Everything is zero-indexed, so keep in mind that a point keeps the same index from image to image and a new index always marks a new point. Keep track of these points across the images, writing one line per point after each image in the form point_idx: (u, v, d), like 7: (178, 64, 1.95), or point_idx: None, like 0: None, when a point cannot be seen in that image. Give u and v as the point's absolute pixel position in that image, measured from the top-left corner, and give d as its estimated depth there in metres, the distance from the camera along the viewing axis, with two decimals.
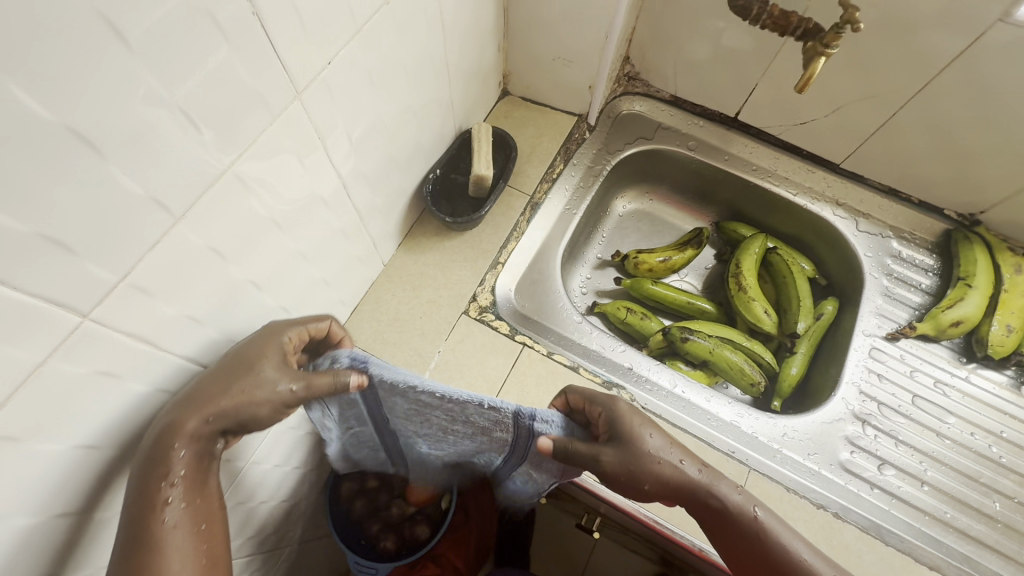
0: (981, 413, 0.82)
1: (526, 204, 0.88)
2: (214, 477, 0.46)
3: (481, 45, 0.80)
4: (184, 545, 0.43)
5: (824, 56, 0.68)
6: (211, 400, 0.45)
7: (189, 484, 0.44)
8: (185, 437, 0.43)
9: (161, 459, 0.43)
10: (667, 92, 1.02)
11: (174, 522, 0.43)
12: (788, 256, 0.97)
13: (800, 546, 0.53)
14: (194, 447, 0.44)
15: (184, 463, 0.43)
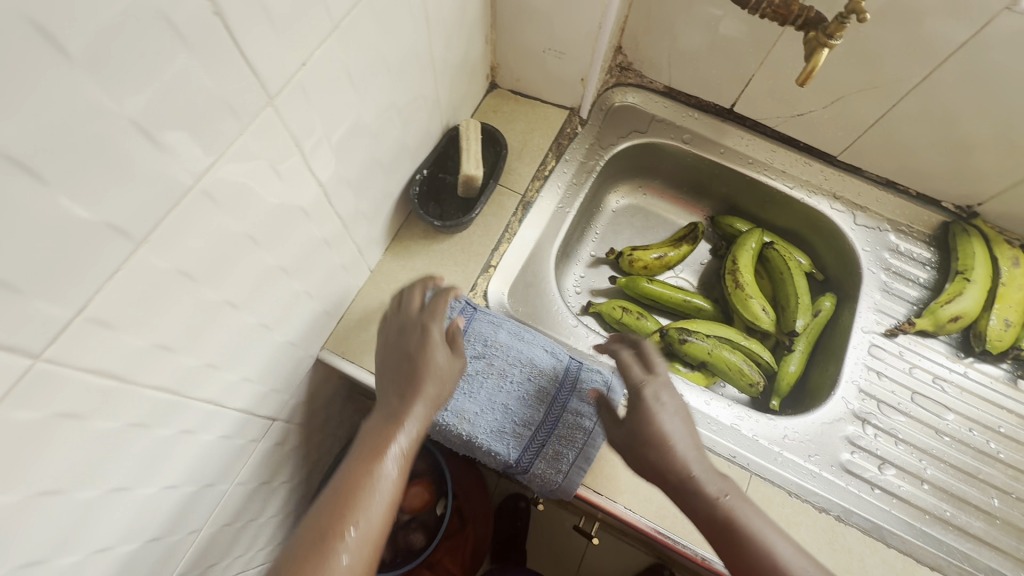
0: (979, 408, 0.81)
1: (517, 203, 0.85)
2: (421, 401, 0.56)
3: (468, 36, 0.75)
4: (379, 514, 0.48)
5: (826, 48, 0.65)
6: (418, 371, 0.58)
7: (406, 452, 0.52)
8: (423, 406, 0.56)
9: (400, 418, 0.54)
10: (660, 82, 0.99)
11: (383, 487, 0.49)
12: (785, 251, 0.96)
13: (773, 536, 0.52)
14: (420, 423, 0.55)
15: (413, 430, 0.54)
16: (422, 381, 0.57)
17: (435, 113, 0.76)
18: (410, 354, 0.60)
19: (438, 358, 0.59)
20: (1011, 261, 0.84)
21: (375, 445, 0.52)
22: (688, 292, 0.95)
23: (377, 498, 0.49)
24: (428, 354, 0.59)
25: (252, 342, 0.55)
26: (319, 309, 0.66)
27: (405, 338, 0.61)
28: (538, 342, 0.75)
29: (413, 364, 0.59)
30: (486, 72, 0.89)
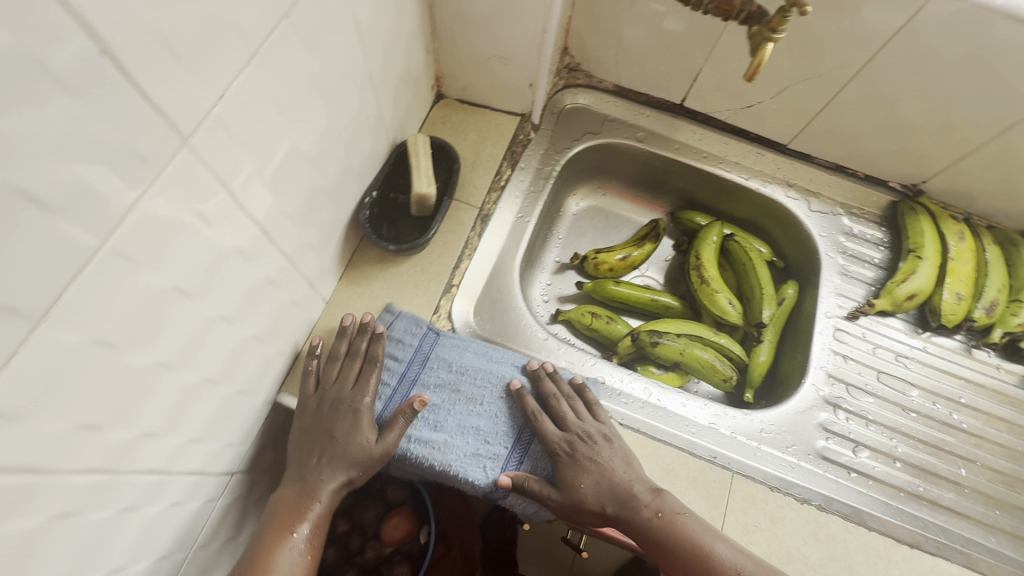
0: (940, 381, 0.84)
1: (475, 217, 0.82)
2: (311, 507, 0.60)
3: (407, 48, 0.72)
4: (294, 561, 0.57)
5: (772, 41, 0.64)
6: (344, 460, 0.61)
7: (313, 526, 0.59)
8: (325, 494, 0.60)
9: (305, 507, 0.60)
10: (610, 81, 0.97)
11: (294, 550, 0.58)
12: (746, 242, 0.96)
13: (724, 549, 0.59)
14: (324, 504, 0.60)
15: (308, 513, 0.60)
16: (328, 471, 0.61)
17: (380, 131, 0.72)
18: (334, 440, 0.62)
19: (365, 453, 0.62)
20: (957, 236, 0.87)
21: (287, 519, 0.59)
22: (656, 291, 0.94)
23: (287, 556, 0.57)
24: (354, 440, 0.62)
25: (195, 402, 0.50)
26: (271, 352, 0.62)
27: (325, 415, 0.64)
28: (508, 360, 0.72)
29: (335, 440, 0.62)
30: (431, 82, 0.85)
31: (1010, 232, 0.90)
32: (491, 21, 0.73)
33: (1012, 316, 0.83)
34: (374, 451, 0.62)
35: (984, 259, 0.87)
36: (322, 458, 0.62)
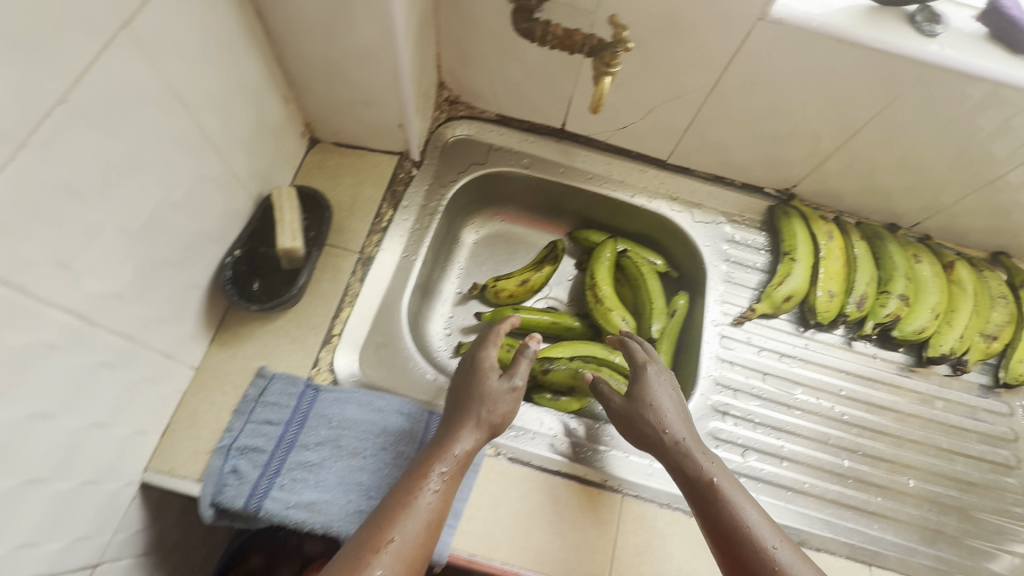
0: (822, 376, 0.87)
1: (355, 262, 0.81)
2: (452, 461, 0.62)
3: (256, 102, 0.70)
4: (416, 528, 0.56)
5: (609, 75, 0.66)
6: (489, 411, 0.66)
7: (442, 489, 0.60)
8: (463, 447, 0.63)
9: (427, 471, 0.60)
10: (491, 111, 0.98)
11: (423, 514, 0.57)
12: (639, 256, 0.99)
13: (747, 508, 0.60)
14: (459, 463, 0.62)
15: (444, 474, 0.61)
16: (466, 425, 0.65)
17: (235, 188, 0.70)
18: (467, 395, 0.67)
19: (505, 405, 0.67)
20: (826, 235, 0.92)
21: (406, 488, 0.59)
22: (556, 314, 0.95)
23: (416, 521, 0.56)
24: (492, 387, 0.68)
25: (13, 507, 0.47)
26: (123, 432, 0.59)
27: (466, 375, 0.70)
28: (393, 408, 0.72)
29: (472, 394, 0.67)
30: (300, 129, 0.84)
31: (875, 226, 0.96)
32: (342, 69, 0.73)
33: (881, 307, 0.87)
34: (491, 403, 0.66)
35: (853, 255, 0.91)
36: (459, 418, 0.65)
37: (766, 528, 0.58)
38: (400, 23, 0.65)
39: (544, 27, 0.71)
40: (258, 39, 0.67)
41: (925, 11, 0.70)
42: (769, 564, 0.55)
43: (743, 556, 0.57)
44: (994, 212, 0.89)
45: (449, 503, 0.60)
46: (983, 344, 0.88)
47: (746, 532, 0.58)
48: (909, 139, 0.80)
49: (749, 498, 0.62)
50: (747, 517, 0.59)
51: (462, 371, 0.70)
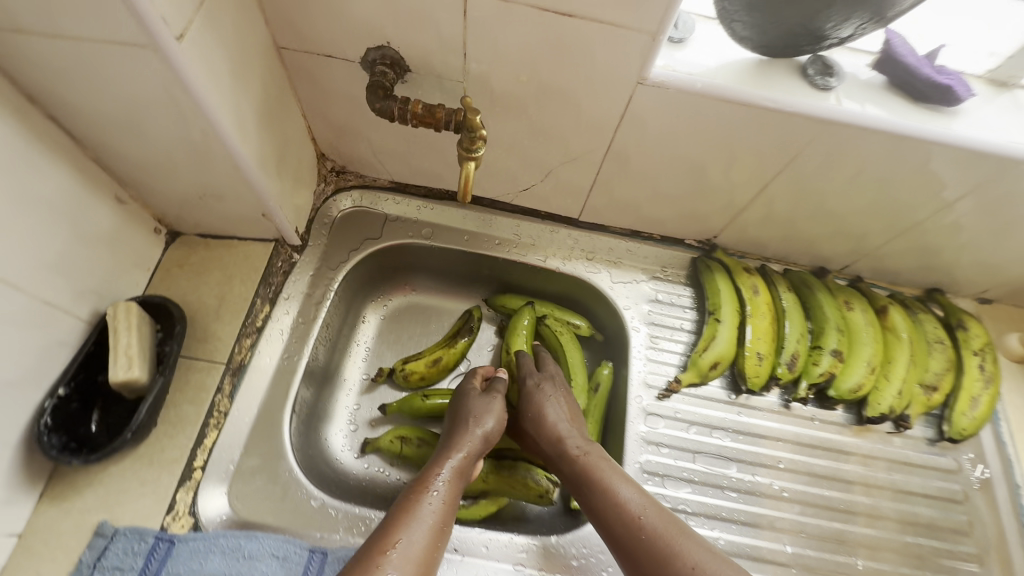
0: (758, 448, 0.80)
1: (223, 374, 0.71)
2: (449, 480, 0.64)
3: (70, 215, 0.60)
4: (425, 527, 0.57)
5: (472, 161, 0.58)
6: (477, 430, 0.71)
7: (450, 495, 0.63)
8: (460, 463, 0.67)
9: (433, 478, 0.64)
10: (383, 179, 0.89)
11: (433, 514, 0.59)
12: (558, 322, 0.90)
13: (625, 488, 0.63)
14: (460, 474, 0.66)
15: (451, 481, 0.64)
16: (460, 441, 0.70)
17: (50, 316, 0.60)
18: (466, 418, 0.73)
19: (493, 429, 0.73)
20: (751, 289, 0.85)
21: (416, 490, 0.62)
22: None
23: (424, 520, 0.57)
24: (483, 409, 0.74)
25: None
26: None
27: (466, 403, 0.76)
28: (267, 552, 0.62)
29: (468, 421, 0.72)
30: (150, 225, 0.74)
31: (803, 273, 0.90)
32: (175, 167, 0.63)
33: (814, 365, 0.81)
34: (485, 419, 0.73)
35: (780, 309, 0.85)
36: (458, 435, 0.71)
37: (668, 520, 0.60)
38: (224, 118, 0.56)
39: (401, 104, 0.62)
40: (59, 145, 0.57)
41: (817, 62, 0.64)
42: (644, 535, 0.59)
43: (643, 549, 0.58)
44: (921, 253, 0.84)
45: (453, 512, 0.62)
46: (924, 397, 0.82)
47: (623, 508, 0.61)
48: (822, 190, 0.74)
49: (631, 482, 0.65)
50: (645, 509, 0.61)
51: (455, 405, 0.76)
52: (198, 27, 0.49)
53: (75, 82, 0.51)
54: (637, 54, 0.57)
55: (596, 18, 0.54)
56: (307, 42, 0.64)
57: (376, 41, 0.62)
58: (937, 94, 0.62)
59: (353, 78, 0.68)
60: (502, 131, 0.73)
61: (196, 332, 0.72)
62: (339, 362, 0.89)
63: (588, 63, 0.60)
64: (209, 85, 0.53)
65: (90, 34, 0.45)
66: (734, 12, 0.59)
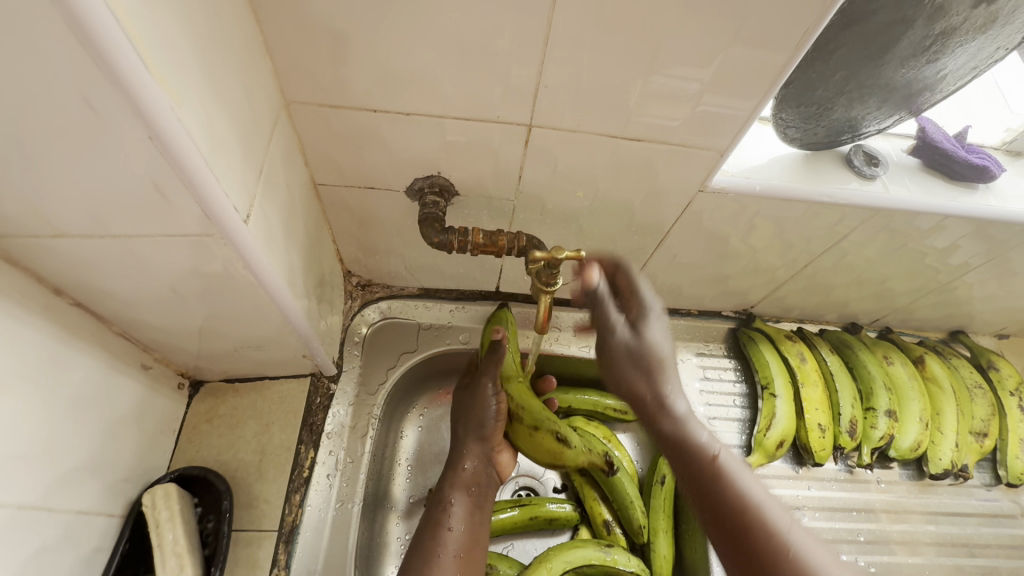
0: (836, 523, 0.80)
1: (278, 541, 0.63)
2: (460, 503, 0.64)
3: (98, 404, 0.53)
4: (450, 562, 0.59)
5: (549, 295, 0.56)
6: (477, 433, 0.68)
7: (467, 513, 0.64)
8: (470, 472, 0.67)
9: (447, 500, 0.64)
10: (412, 286, 0.84)
11: (456, 544, 0.61)
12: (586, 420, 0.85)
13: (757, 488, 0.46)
14: (473, 488, 0.67)
15: (463, 496, 0.65)
16: (462, 454, 0.68)
17: (83, 525, 0.51)
18: (466, 421, 0.68)
19: (496, 421, 0.68)
20: (798, 356, 0.85)
21: (433, 520, 0.63)
22: (532, 506, 0.79)
23: (447, 557, 0.59)
24: (483, 399, 0.68)
25: None
26: None
27: (460, 402, 0.71)
28: None
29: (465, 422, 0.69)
30: (174, 382, 0.66)
31: (839, 332, 0.92)
32: (213, 328, 0.57)
33: (872, 429, 0.81)
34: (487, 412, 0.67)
35: (828, 374, 0.85)
36: (460, 444, 0.69)
37: (736, 463, 0.50)
38: (281, 282, 0.51)
39: (461, 237, 0.59)
40: (85, 330, 0.50)
41: (860, 152, 0.65)
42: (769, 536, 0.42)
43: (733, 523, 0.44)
44: (946, 304, 0.88)
45: (477, 523, 0.64)
46: (977, 445, 0.85)
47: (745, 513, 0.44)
48: (861, 263, 0.77)
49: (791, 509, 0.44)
50: (714, 446, 0.51)
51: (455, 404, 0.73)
52: (260, 201, 0.45)
53: (112, 270, 0.45)
54: (701, 166, 0.58)
55: (663, 139, 0.54)
56: (348, 176, 0.60)
57: (426, 171, 0.59)
58: (972, 174, 0.66)
59: (394, 205, 0.64)
60: (549, 241, 0.70)
61: (241, 498, 0.64)
62: (386, 491, 0.79)
63: (650, 176, 0.59)
64: (269, 255, 0.48)
65: (148, 232, 0.40)
66: (789, 121, 0.59)
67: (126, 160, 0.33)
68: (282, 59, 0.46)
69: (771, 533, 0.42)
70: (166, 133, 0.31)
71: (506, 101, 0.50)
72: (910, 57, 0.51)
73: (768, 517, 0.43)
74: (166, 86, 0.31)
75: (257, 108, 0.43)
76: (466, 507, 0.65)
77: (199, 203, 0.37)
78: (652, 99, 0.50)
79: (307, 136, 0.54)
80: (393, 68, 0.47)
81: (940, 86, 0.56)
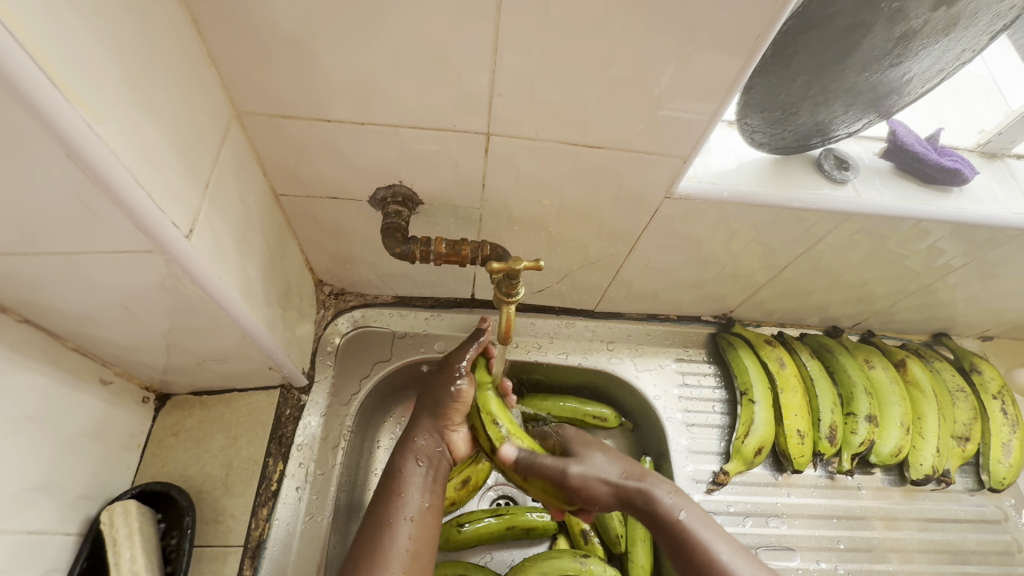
0: (816, 530, 0.79)
1: (242, 557, 0.62)
2: (419, 481, 0.63)
3: (50, 421, 0.52)
4: (404, 534, 0.58)
5: (512, 304, 0.56)
6: (438, 412, 0.67)
7: (423, 490, 0.63)
8: (426, 447, 0.66)
9: (403, 482, 0.62)
10: (386, 295, 0.82)
11: (411, 513, 0.60)
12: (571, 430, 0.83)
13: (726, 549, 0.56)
14: (428, 461, 0.65)
15: (422, 477, 0.63)
16: (420, 428, 0.67)
17: (36, 545, 0.50)
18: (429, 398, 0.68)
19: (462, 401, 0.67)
20: (778, 361, 0.84)
21: (387, 498, 0.61)
22: (509, 516, 0.78)
23: (404, 526, 0.59)
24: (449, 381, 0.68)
25: None
26: None
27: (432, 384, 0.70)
28: None
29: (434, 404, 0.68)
30: (138, 395, 0.65)
31: (820, 336, 0.91)
32: (170, 343, 0.56)
33: (852, 434, 0.80)
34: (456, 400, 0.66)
35: (808, 379, 0.84)
36: (416, 420, 0.68)
37: (703, 522, 0.59)
38: (235, 296, 0.51)
39: (423, 248, 0.58)
40: (34, 347, 0.50)
41: (831, 156, 0.64)
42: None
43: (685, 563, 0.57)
44: (927, 306, 0.88)
45: (434, 503, 0.63)
46: (959, 449, 0.84)
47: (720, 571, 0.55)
48: (838, 267, 0.76)
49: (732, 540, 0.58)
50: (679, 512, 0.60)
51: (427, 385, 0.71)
52: (205, 215, 0.44)
53: (54, 288, 0.44)
54: (665, 173, 0.57)
55: (624, 146, 0.54)
56: (308, 186, 0.59)
57: (387, 180, 0.58)
58: (945, 176, 0.65)
59: (359, 215, 0.63)
60: (518, 248, 0.69)
61: (205, 514, 0.63)
62: (361, 502, 0.77)
63: (614, 183, 0.58)
64: (218, 269, 0.47)
65: (84, 249, 0.39)
66: (755, 126, 0.58)
67: (48, 177, 0.33)
68: (229, 71, 0.45)
69: (710, 561, 0.56)
70: (84, 150, 0.31)
71: (460, 109, 0.50)
72: (872, 61, 0.50)
73: (703, 546, 0.57)
74: (82, 104, 0.31)
75: (201, 122, 0.43)
76: (426, 488, 0.63)
77: (131, 219, 0.37)
78: (609, 106, 0.49)
79: (262, 146, 0.53)
80: (343, 78, 0.47)
81: (907, 89, 0.55)
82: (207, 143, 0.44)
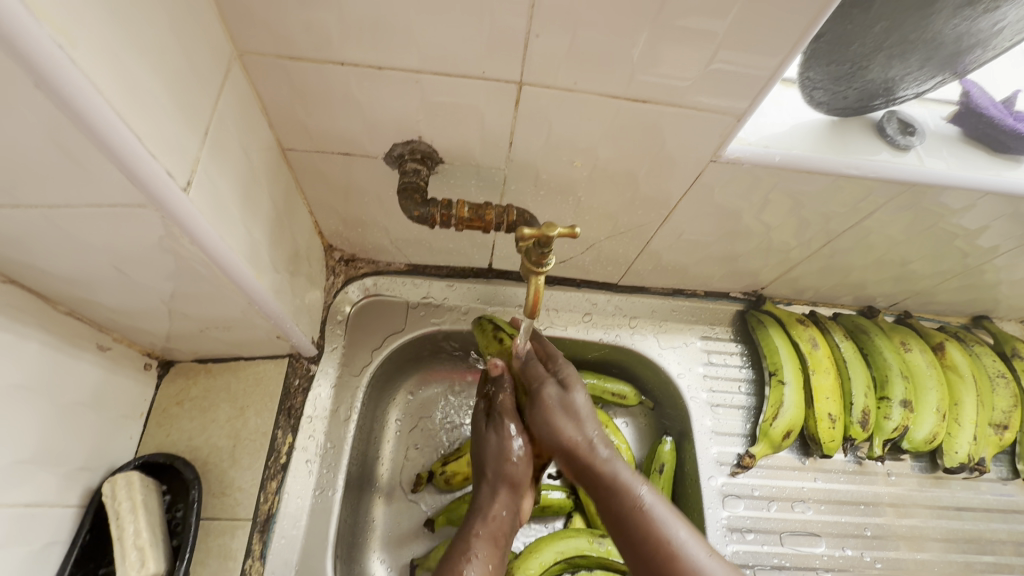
0: (842, 515, 0.76)
1: (251, 532, 0.59)
2: (502, 539, 0.57)
3: (46, 390, 0.49)
4: None
5: (540, 275, 0.51)
6: (501, 474, 0.59)
7: (491, 566, 0.54)
8: (498, 519, 0.57)
9: (471, 549, 0.54)
10: (399, 262, 0.77)
11: None
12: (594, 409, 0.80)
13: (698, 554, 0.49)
14: (500, 538, 0.56)
15: (489, 548, 0.55)
16: (493, 493, 0.58)
17: (36, 516, 0.48)
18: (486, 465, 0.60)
19: (522, 466, 0.59)
20: (809, 341, 0.79)
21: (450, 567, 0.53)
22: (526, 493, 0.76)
23: None
24: (507, 440, 0.59)
25: None
26: None
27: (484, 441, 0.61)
28: None
29: (503, 458, 0.59)
30: (140, 361, 0.62)
31: (854, 316, 0.86)
32: (170, 308, 0.52)
33: (886, 419, 0.76)
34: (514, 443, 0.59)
35: (840, 361, 0.80)
36: (485, 488, 0.59)
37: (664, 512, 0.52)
38: (238, 258, 0.46)
39: (444, 212, 0.54)
40: (20, 308, 0.46)
41: (894, 119, 0.58)
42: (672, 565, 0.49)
43: (646, 552, 0.50)
44: (970, 288, 0.82)
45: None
46: (995, 437, 0.81)
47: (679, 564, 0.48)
48: (884, 244, 0.70)
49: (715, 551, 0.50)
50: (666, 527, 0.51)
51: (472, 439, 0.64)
52: (204, 166, 0.40)
53: (34, 244, 0.39)
54: (713, 134, 0.51)
55: (672, 101, 0.48)
56: (318, 141, 0.54)
57: (405, 136, 0.53)
58: (1019, 144, 0.59)
59: (373, 176, 0.59)
60: (542, 215, 0.64)
61: (211, 487, 0.60)
62: (373, 474, 0.74)
63: (656, 144, 0.53)
64: (220, 230, 0.43)
65: (69, 202, 0.35)
66: (816, 82, 0.53)
67: (17, 110, 0.28)
68: (229, 3, 0.40)
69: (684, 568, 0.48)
70: (53, 78, 0.27)
71: (491, 54, 0.44)
72: (965, 5, 0.44)
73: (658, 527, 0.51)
74: (52, 22, 0.26)
75: (198, 61, 0.38)
76: (502, 546, 0.56)
77: (119, 166, 0.32)
78: (661, 53, 0.43)
79: (268, 93, 0.48)
80: (359, 14, 0.41)
81: (993, 42, 0.48)
82: (204, 84, 0.39)
